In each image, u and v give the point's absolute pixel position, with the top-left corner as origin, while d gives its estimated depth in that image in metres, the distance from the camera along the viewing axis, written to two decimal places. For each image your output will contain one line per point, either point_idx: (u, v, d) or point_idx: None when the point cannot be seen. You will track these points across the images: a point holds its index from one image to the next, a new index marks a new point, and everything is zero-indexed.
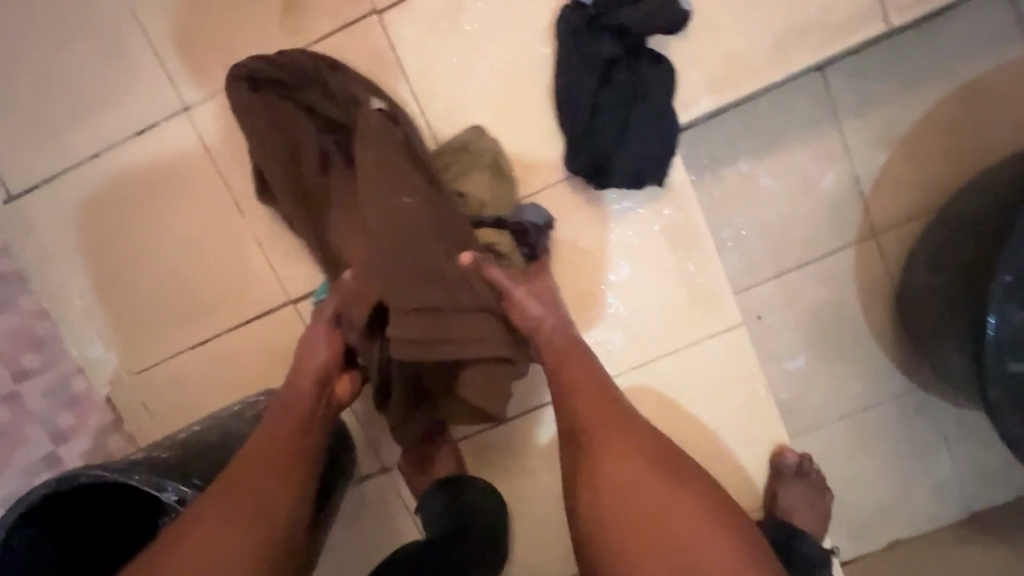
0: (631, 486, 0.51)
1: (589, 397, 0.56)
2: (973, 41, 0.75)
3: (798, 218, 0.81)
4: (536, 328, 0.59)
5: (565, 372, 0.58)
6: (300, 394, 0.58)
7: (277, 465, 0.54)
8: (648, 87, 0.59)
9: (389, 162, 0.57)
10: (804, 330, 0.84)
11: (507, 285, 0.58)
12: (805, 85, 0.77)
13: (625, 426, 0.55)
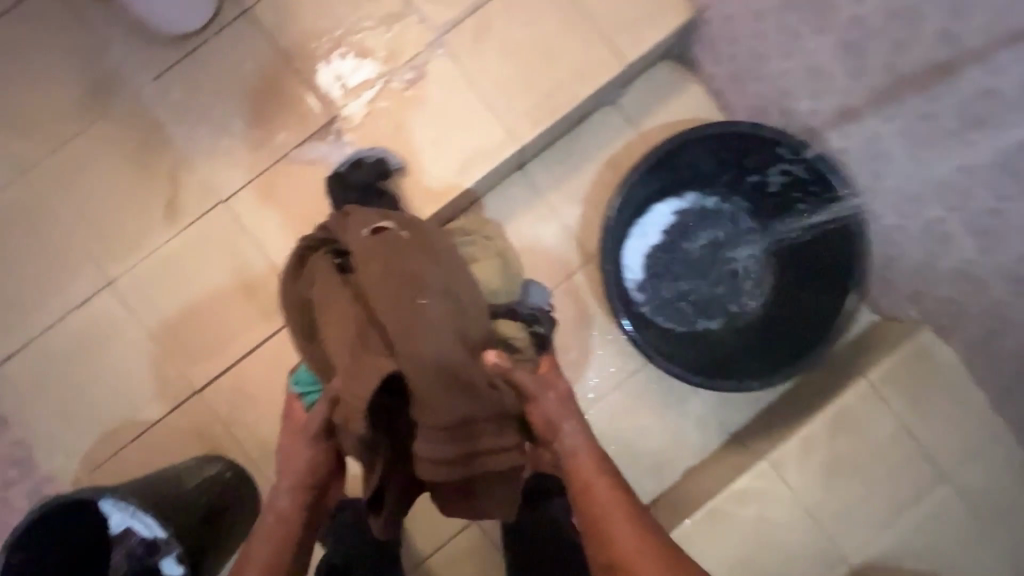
0: (639, 575, 0.69)
1: (606, 496, 0.73)
2: (605, 131, 1.21)
3: (538, 259, 1.21)
4: (556, 432, 0.74)
5: (584, 478, 0.74)
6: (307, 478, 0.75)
7: (288, 523, 0.75)
8: (376, 211, 1.02)
9: (426, 266, 0.65)
10: (568, 331, 1.21)
11: (530, 387, 0.71)
12: (514, 178, 1.21)
13: (634, 522, 0.72)
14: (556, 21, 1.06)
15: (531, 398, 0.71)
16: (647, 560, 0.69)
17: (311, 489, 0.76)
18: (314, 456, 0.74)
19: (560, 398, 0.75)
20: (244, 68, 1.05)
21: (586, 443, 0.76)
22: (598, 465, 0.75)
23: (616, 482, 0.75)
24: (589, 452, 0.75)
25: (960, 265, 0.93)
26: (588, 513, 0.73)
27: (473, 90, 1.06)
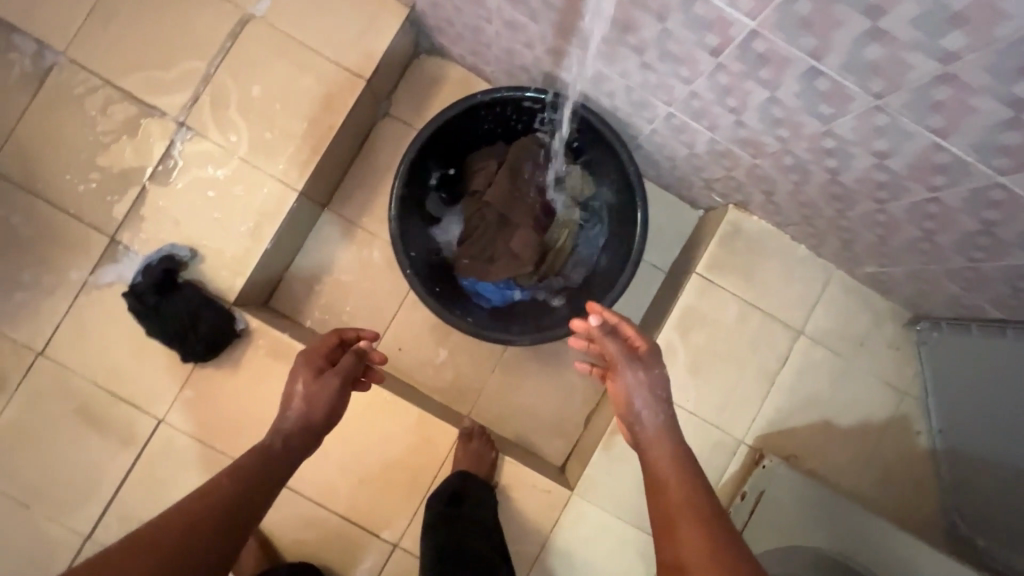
0: (672, 488, 0.78)
1: (678, 478, 0.78)
2: (390, 143, 1.25)
3: (377, 282, 1.25)
4: (641, 416, 0.85)
5: (653, 455, 0.82)
6: (309, 399, 0.86)
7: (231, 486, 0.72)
8: (181, 306, 1.04)
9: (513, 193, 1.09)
10: (432, 336, 1.26)
11: (619, 360, 0.85)
12: (325, 217, 1.24)
13: (695, 498, 0.75)
14: (287, 64, 1.09)
15: (616, 371, 0.86)
16: (674, 481, 0.78)
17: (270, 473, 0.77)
18: (321, 387, 0.87)
19: (645, 379, 0.85)
20: (8, 219, 1.05)
21: (665, 431, 0.84)
22: (668, 440, 0.83)
23: (687, 461, 0.80)
24: (667, 438, 0.83)
25: (710, 147, 0.97)
26: (658, 492, 0.78)
27: (237, 158, 1.09)
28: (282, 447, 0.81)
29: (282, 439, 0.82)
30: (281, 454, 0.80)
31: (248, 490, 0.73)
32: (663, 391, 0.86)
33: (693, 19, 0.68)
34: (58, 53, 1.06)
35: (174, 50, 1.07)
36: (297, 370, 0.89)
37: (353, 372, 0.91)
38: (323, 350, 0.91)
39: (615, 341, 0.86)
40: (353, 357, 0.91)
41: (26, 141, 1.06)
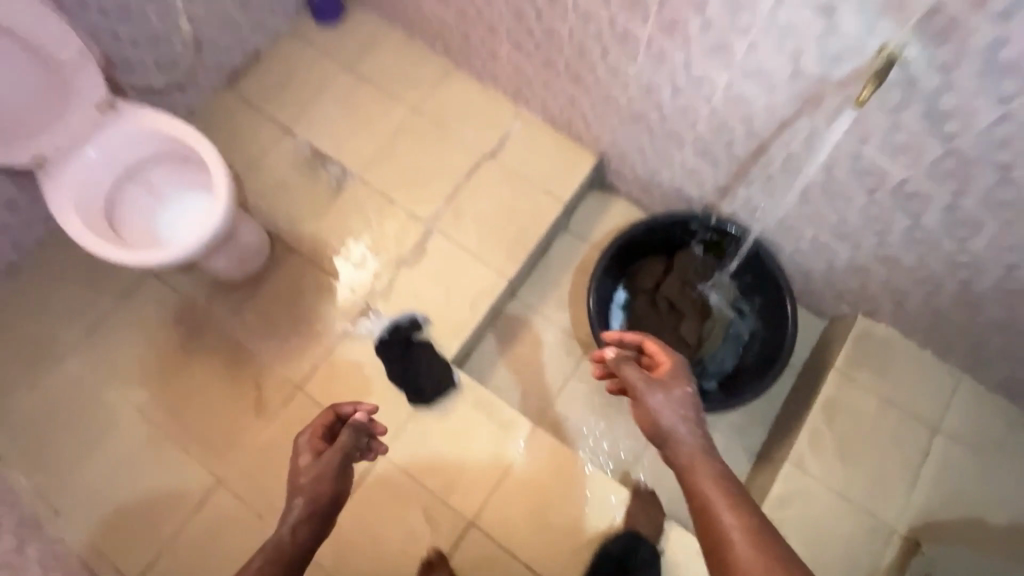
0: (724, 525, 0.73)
1: (716, 498, 0.76)
2: (568, 249, 1.58)
3: (550, 358, 1.49)
4: (677, 435, 0.83)
5: (692, 477, 0.79)
6: (312, 482, 0.83)
7: None
8: (420, 360, 1.32)
9: (679, 293, 1.41)
10: (594, 409, 1.45)
11: (638, 385, 0.87)
12: (512, 303, 1.53)
13: (740, 514, 0.73)
14: (508, 191, 1.49)
15: (638, 395, 0.87)
16: (727, 516, 0.73)
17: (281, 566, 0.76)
18: (320, 464, 0.85)
19: (669, 399, 0.85)
20: (300, 283, 1.42)
21: (699, 446, 0.83)
22: (705, 459, 0.80)
23: (722, 478, 0.78)
24: (700, 454, 0.81)
25: (848, 263, 1.24)
26: (700, 516, 0.75)
27: (465, 252, 1.44)
28: (289, 542, 0.79)
29: (288, 531, 0.80)
30: (284, 550, 0.78)
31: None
32: (691, 405, 0.86)
33: (858, 168, 0.99)
34: (355, 175, 1.51)
35: (432, 178, 1.50)
36: (299, 453, 0.88)
37: (351, 446, 0.88)
38: (315, 433, 0.90)
39: (632, 369, 0.89)
40: (352, 434, 0.89)
41: (321, 232, 1.46)
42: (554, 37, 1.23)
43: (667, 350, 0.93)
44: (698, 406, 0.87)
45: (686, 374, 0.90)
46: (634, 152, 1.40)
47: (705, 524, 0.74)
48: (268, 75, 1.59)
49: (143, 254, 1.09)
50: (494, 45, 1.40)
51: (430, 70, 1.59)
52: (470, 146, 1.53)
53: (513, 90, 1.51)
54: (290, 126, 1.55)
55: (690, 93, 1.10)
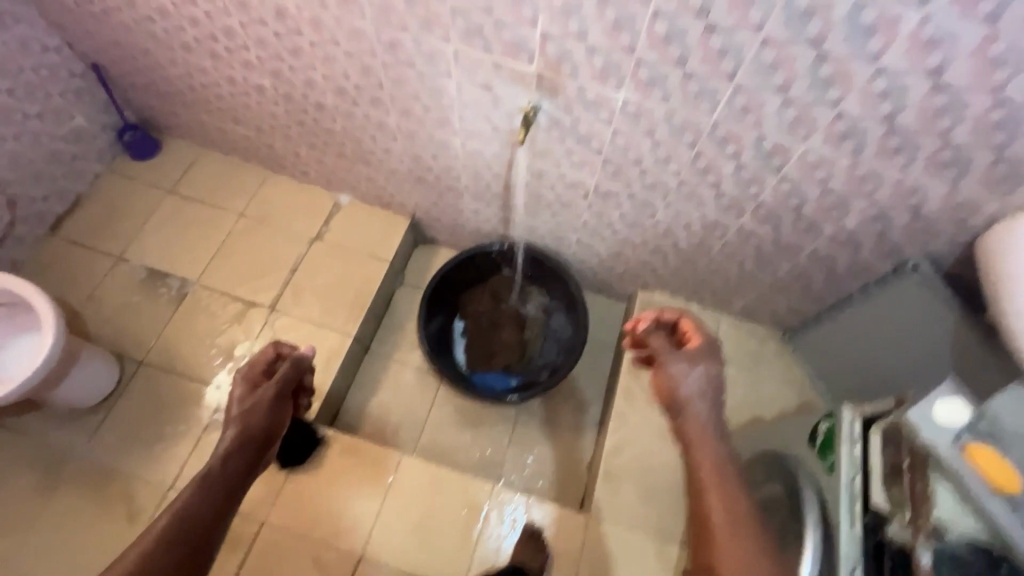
0: (713, 502, 0.89)
1: (714, 477, 0.91)
2: (407, 299, 1.81)
3: (410, 396, 1.68)
4: (690, 406, 0.95)
5: (697, 452, 0.93)
6: (251, 413, 1.01)
7: (234, 464, 0.93)
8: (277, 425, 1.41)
9: (498, 310, 1.69)
10: (457, 428, 1.65)
11: (664, 356, 1.00)
12: (368, 358, 1.72)
13: (728, 497, 0.89)
14: (340, 263, 1.72)
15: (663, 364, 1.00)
16: (719, 497, 0.89)
17: (226, 476, 0.91)
18: (258, 399, 1.03)
19: (689, 369, 0.97)
20: (157, 391, 1.51)
21: (710, 421, 0.95)
22: (711, 440, 0.93)
23: (723, 460, 0.92)
24: (709, 432, 0.94)
25: (609, 252, 1.58)
26: (698, 483, 0.91)
27: (310, 323, 1.62)
28: (223, 462, 0.93)
29: (221, 458, 0.93)
30: (225, 470, 0.92)
31: (196, 522, 0.84)
32: (709, 382, 0.97)
33: (569, 184, 1.34)
34: (194, 283, 1.65)
35: (268, 270, 1.69)
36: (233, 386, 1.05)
37: (286, 380, 1.07)
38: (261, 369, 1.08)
39: (661, 343, 1.00)
40: (290, 368, 1.08)
41: (169, 341, 1.57)
42: (333, 134, 1.51)
43: (699, 329, 1.03)
44: (718, 387, 0.97)
45: (714, 353, 1.00)
46: (432, 208, 1.70)
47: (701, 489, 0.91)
48: (93, 214, 1.72)
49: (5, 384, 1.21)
50: (295, 148, 1.66)
51: (249, 179, 1.82)
52: (298, 235, 1.75)
53: (324, 180, 1.77)
54: (123, 253, 1.68)
55: (442, 155, 1.41)
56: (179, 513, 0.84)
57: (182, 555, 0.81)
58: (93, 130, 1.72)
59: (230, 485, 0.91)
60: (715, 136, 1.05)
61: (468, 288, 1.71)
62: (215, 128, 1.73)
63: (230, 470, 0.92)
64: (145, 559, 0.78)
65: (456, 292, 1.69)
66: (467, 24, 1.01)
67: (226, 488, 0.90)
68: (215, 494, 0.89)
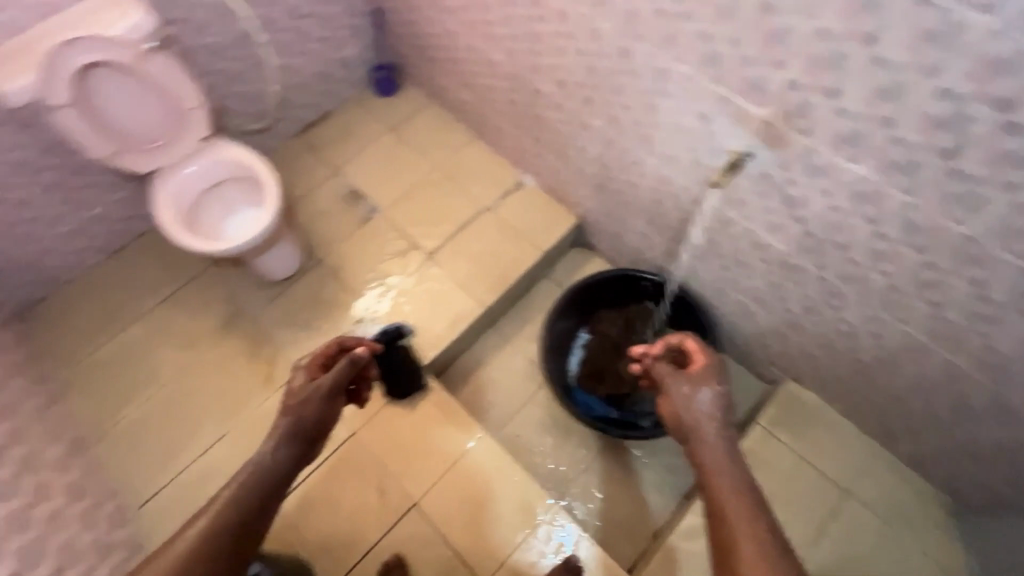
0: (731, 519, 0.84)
1: (731, 497, 0.87)
2: (545, 293, 1.84)
3: (513, 382, 1.72)
4: (700, 433, 0.98)
5: (711, 474, 0.92)
6: (305, 404, 1.04)
7: (280, 460, 0.96)
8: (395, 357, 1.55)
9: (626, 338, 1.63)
10: (543, 430, 1.65)
11: (667, 380, 1.07)
12: (490, 332, 1.79)
13: (746, 513, 0.84)
14: (500, 237, 1.80)
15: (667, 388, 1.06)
16: (738, 516, 0.84)
17: (273, 471, 0.95)
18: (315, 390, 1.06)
19: (693, 392, 1.03)
20: (323, 288, 1.76)
21: (719, 444, 0.96)
22: (725, 463, 0.92)
23: (738, 479, 0.89)
24: (718, 453, 0.94)
25: (769, 328, 1.42)
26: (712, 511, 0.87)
27: (455, 281, 1.75)
28: (272, 454, 0.96)
29: (270, 449, 0.97)
30: (274, 462, 0.96)
31: (231, 525, 0.86)
32: (716, 401, 1.01)
33: (752, 243, 1.22)
34: (380, 211, 1.88)
35: (439, 221, 1.85)
36: (295, 377, 1.10)
37: (343, 376, 1.10)
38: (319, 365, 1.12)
39: (665, 370, 1.09)
40: (347, 365, 1.11)
41: (344, 251, 1.82)
42: (539, 120, 1.57)
43: (702, 350, 1.10)
44: (725, 405, 1.01)
45: (719, 373, 1.05)
46: (603, 216, 1.68)
47: (719, 510, 0.87)
48: (332, 129, 2.05)
49: (223, 242, 1.51)
50: (502, 123, 1.77)
51: (456, 137, 1.99)
52: (475, 200, 1.87)
53: (516, 158, 1.87)
54: (340, 168, 1.97)
55: (632, 171, 1.38)
56: (226, 501, 0.88)
57: (215, 556, 0.82)
58: (357, 62, 2.03)
59: (275, 478, 0.94)
60: (959, 250, 0.87)
61: (606, 306, 1.68)
62: (446, 86, 1.92)
63: (272, 472, 0.95)
64: (184, 558, 0.80)
65: (594, 305, 1.67)
66: (708, 50, 0.96)
67: (271, 481, 0.94)
68: (261, 486, 0.92)
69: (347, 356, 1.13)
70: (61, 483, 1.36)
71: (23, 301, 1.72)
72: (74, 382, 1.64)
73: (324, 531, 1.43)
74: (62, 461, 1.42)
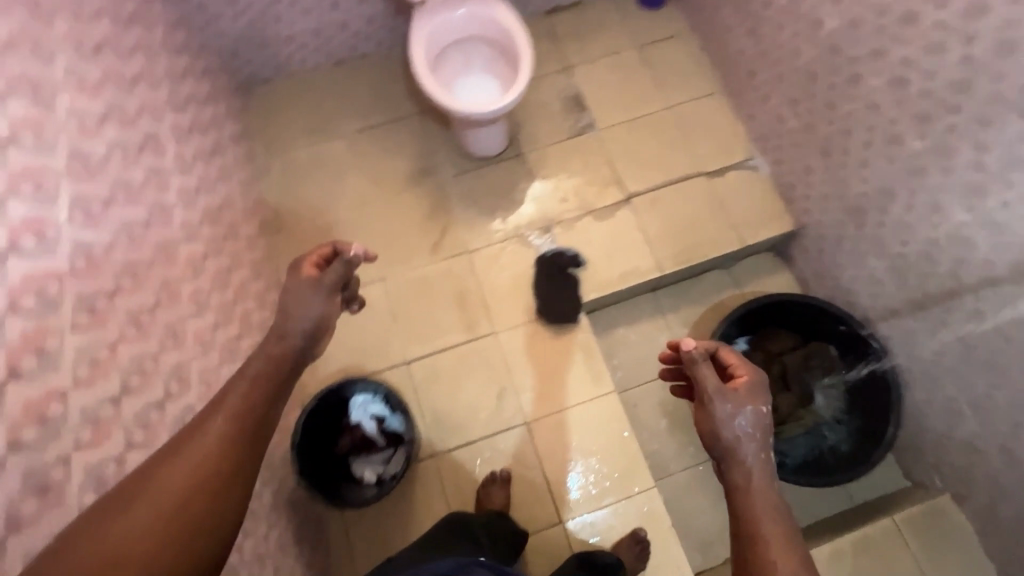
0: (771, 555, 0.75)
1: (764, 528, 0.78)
2: (718, 284, 1.72)
3: (651, 355, 1.66)
4: (735, 453, 0.85)
5: (743, 499, 0.82)
6: (304, 306, 0.84)
7: (282, 355, 0.79)
8: (565, 286, 1.58)
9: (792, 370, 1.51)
10: (660, 413, 1.61)
11: (711, 390, 0.90)
12: (647, 297, 1.71)
13: (783, 549, 0.75)
14: (704, 209, 1.66)
15: (707, 399, 0.90)
16: (771, 554, 0.75)
17: (276, 367, 0.78)
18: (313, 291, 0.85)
19: (737, 411, 0.88)
20: (513, 183, 1.71)
21: (759, 467, 0.84)
22: (761, 490, 0.82)
23: (773, 509, 0.80)
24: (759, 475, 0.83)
25: (968, 437, 1.28)
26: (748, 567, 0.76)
27: (642, 231, 1.64)
28: (271, 351, 0.79)
29: (268, 343, 0.79)
30: (277, 356, 0.79)
31: (234, 435, 0.70)
32: (757, 423, 0.88)
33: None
34: (596, 129, 1.77)
35: (650, 165, 1.72)
36: (296, 268, 0.87)
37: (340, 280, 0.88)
38: (313, 258, 0.88)
39: (710, 379, 0.91)
40: (343, 269, 0.88)
41: (545, 155, 1.75)
42: (829, 110, 1.38)
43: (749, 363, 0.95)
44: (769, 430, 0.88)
45: (765, 393, 0.90)
46: (831, 238, 1.51)
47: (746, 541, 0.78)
48: (577, 22, 1.89)
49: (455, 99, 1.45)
50: (772, 91, 1.57)
51: (700, 84, 1.80)
52: (695, 159, 1.71)
53: (760, 134, 1.68)
54: (570, 67, 1.84)
55: (919, 213, 1.23)
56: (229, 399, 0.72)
57: (223, 469, 0.67)
58: None
59: (280, 373, 0.78)
60: None
61: (787, 329, 1.54)
62: (723, 24, 1.70)
63: (274, 368, 0.78)
64: (186, 488, 0.64)
65: (774, 324, 1.54)
66: None
67: (277, 377, 0.77)
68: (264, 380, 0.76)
69: (340, 257, 0.89)
70: (248, 258, 1.47)
71: (249, 75, 1.78)
72: (270, 171, 1.73)
73: (441, 406, 1.48)
74: (252, 239, 1.53)
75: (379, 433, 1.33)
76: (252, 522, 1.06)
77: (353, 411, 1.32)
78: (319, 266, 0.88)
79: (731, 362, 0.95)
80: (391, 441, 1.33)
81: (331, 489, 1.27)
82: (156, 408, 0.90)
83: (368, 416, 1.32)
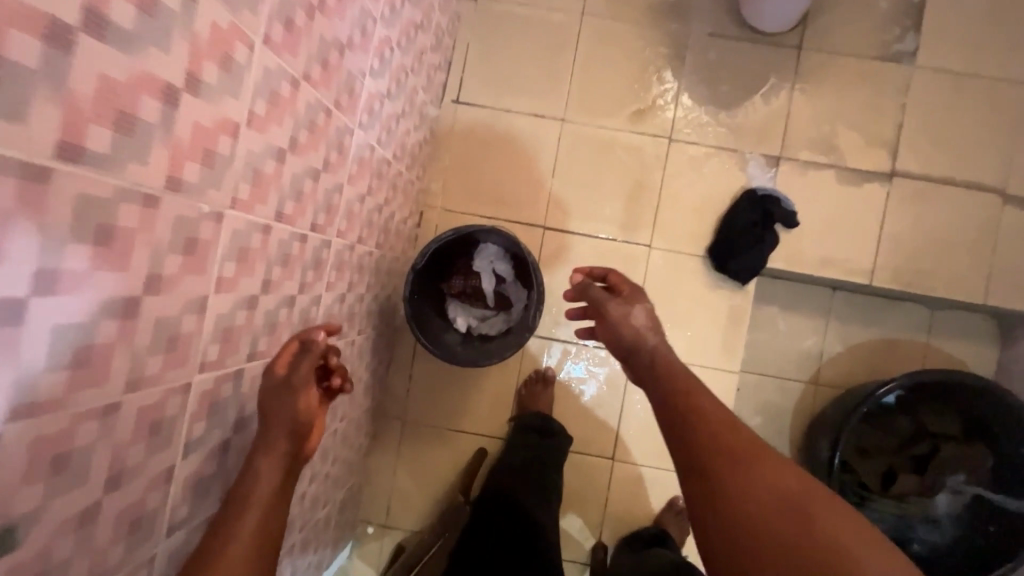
0: (726, 480, 0.63)
1: (709, 442, 0.67)
2: (907, 322, 1.42)
3: (786, 352, 1.44)
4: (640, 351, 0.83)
5: (687, 434, 0.69)
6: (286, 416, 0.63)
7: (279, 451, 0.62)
8: (764, 240, 1.24)
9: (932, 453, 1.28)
10: (757, 410, 1.44)
11: (604, 301, 0.89)
12: (821, 293, 1.43)
13: (738, 472, 0.63)
14: (972, 236, 1.27)
15: (603, 312, 0.88)
16: (744, 470, 0.63)
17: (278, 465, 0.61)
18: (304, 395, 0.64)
19: (631, 313, 0.86)
20: (770, 82, 1.30)
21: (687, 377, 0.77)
22: (693, 405, 0.72)
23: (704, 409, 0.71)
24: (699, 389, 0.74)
25: None
26: (774, 533, 0.58)
27: (880, 223, 1.28)
28: (264, 456, 0.61)
29: (260, 446, 0.61)
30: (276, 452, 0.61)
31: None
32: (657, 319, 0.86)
33: None
34: (911, 64, 1.28)
35: (947, 148, 1.27)
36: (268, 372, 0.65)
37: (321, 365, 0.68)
38: (286, 354, 0.66)
39: (611, 300, 0.89)
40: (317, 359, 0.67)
41: (828, 66, 1.30)
42: None
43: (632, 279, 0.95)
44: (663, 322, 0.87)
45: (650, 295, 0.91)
46: None
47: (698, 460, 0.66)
48: None
49: None
50: None
51: None
52: (1006, 171, 1.26)
53: None
54: None
55: None
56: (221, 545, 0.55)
57: None
58: None
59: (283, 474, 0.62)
60: None
61: (960, 412, 1.26)
62: None
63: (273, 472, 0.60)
64: None
65: (952, 402, 1.25)
66: None
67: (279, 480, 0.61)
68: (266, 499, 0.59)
69: (314, 346, 0.67)
70: (437, 19, 1.16)
71: None
72: None
73: (555, 290, 1.31)
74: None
75: (491, 293, 1.21)
76: (347, 325, 1.00)
77: (478, 258, 1.19)
78: (290, 364, 0.65)
79: (619, 283, 0.92)
80: (497, 305, 1.22)
81: (423, 324, 1.13)
82: (311, 178, 0.72)
83: (490, 270, 1.19)
